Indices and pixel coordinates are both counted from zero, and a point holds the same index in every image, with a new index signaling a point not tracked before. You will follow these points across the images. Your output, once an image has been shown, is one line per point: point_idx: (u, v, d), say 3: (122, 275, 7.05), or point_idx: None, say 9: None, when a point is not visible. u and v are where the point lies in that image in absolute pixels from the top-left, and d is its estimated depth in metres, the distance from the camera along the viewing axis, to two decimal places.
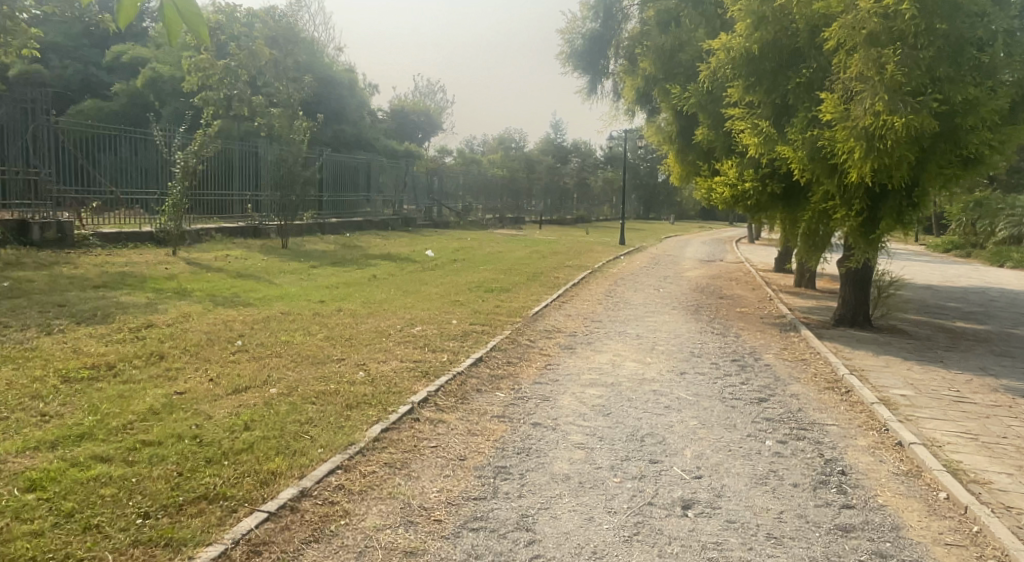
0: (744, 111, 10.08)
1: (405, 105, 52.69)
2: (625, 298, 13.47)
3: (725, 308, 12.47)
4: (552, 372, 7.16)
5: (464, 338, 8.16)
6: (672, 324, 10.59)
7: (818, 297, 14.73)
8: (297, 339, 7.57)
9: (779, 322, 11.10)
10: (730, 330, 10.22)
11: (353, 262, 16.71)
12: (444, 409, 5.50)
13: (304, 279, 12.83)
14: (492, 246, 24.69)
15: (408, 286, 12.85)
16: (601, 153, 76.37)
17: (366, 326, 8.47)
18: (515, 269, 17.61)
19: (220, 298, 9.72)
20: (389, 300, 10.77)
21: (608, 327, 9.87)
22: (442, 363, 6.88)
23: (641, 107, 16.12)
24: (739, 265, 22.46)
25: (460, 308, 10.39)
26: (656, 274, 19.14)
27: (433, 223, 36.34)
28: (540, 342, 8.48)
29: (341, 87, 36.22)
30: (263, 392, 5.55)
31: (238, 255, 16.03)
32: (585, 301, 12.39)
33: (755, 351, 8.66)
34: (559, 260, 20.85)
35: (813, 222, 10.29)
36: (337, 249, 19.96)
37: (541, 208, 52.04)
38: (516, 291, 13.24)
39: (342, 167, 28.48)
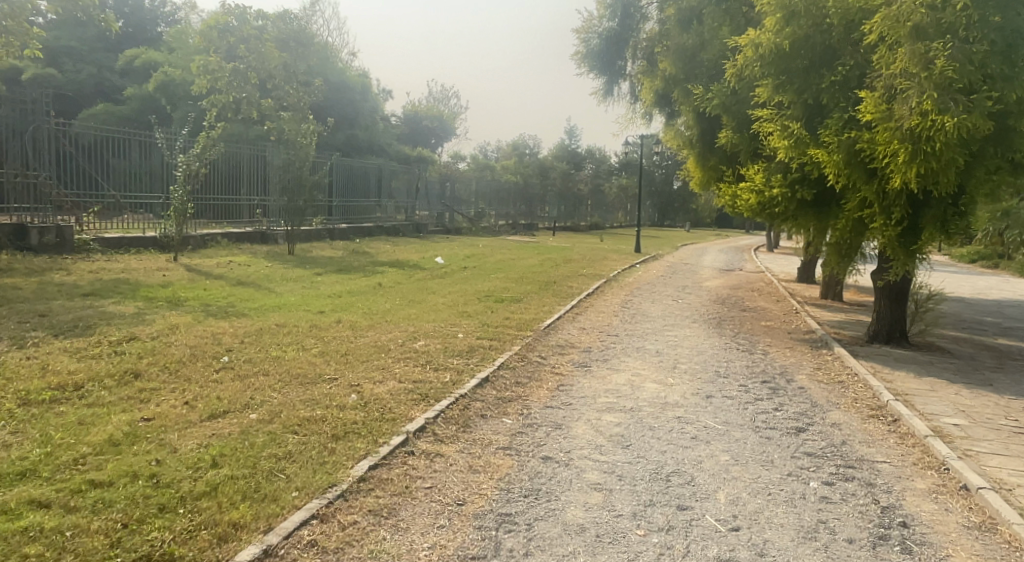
0: (774, 113, 9.45)
1: (419, 111, 52.27)
2: (642, 309, 12.81)
3: (748, 321, 11.80)
4: (564, 395, 6.53)
5: (469, 354, 7.55)
6: (693, 339, 9.92)
7: (845, 310, 14.02)
8: (289, 355, 6.98)
9: (807, 338, 10.42)
10: (756, 346, 9.54)
11: (360, 270, 16.17)
12: (443, 441, 4.88)
13: (306, 288, 12.27)
14: (505, 254, 24.11)
15: (415, 296, 12.26)
16: (616, 160, 75.67)
17: (364, 340, 7.88)
18: (527, 277, 16.99)
19: (213, 308, 9.16)
20: (393, 312, 10.18)
21: (626, 343, 9.22)
22: (444, 384, 6.26)
23: (660, 111, 15.51)
24: (760, 275, 21.74)
25: (467, 320, 9.77)
26: (674, 283, 18.47)
27: (446, 229, 35.82)
28: (552, 359, 7.85)
29: (353, 92, 35.85)
30: (241, 419, 4.95)
31: (243, 261, 15.54)
32: (599, 314, 11.75)
33: (786, 371, 7.99)
34: (573, 268, 20.22)
35: (847, 231, 9.61)
36: (345, 255, 19.45)
37: (555, 215, 51.43)
38: (528, 301, 12.60)
39: (352, 171, 28.02)
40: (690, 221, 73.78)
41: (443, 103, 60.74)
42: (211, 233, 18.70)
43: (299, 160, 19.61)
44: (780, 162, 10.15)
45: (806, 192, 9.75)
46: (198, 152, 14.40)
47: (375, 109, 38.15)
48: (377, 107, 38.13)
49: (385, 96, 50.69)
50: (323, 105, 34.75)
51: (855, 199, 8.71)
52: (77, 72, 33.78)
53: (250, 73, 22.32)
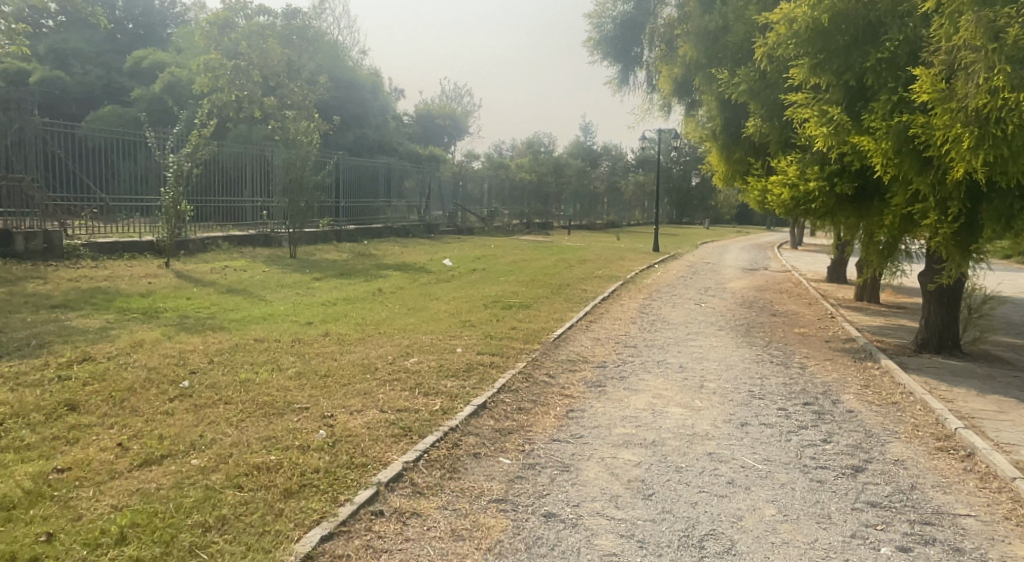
0: (810, 97, 8.55)
1: (431, 109, 51.47)
2: (663, 315, 11.84)
3: (778, 328, 10.81)
4: (575, 423, 5.63)
5: (467, 374, 6.64)
6: (721, 351, 8.95)
7: (882, 314, 13.00)
8: (260, 377, 6.07)
9: (846, 347, 9.42)
10: (792, 359, 8.57)
11: (363, 274, 15.37)
12: (424, 493, 4.01)
13: (301, 295, 11.45)
14: (517, 255, 23.24)
15: (417, 303, 11.38)
16: (632, 156, 74.55)
17: (349, 358, 6.96)
18: (539, 280, 16.07)
19: (190, 320, 8.32)
20: (389, 322, 9.30)
21: (646, 356, 8.29)
22: (433, 414, 5.35)
23: (679, 101, 14.56)
24: (785, 274, 20.74)
25: (470, 331, 8.87)
26: (695, 285, 17.48)
27: (458, 229, 35.01)
28: (562, 379, 6.95)
29: (363, 90, 35.12)
30: (181, 466, 4.06)
31: (240, 266, 14.77)
32: (616, 321, 10.81)
33: (828, 390, 7.03)
34: (588, 270, 19.30)
35: (893, 228, 8.61)
36: (351, 259, 18.68)
37: (571, 213, 50.46)
38: (539, 308, 11.67)
39: (360, 171, 27.23)
40: (709, 218, 72.49)
41: (456, 101, 59.97)
42: (211, 237, 17.96)
43: (302, 159, 18.85)
44: (815, 153, 9.25)
45: (845, 185, 8.84)
46: (189, 151, 13.60)
47: (387, 107, 37.39)
48: (388, 105, 37.36)
49: (397, 95, 49.91)
50: (333, 104, 34.01)
51: (904, 193, 7.76)
52: (83, 72, 33.15)
53: (253, 69, 21.50)
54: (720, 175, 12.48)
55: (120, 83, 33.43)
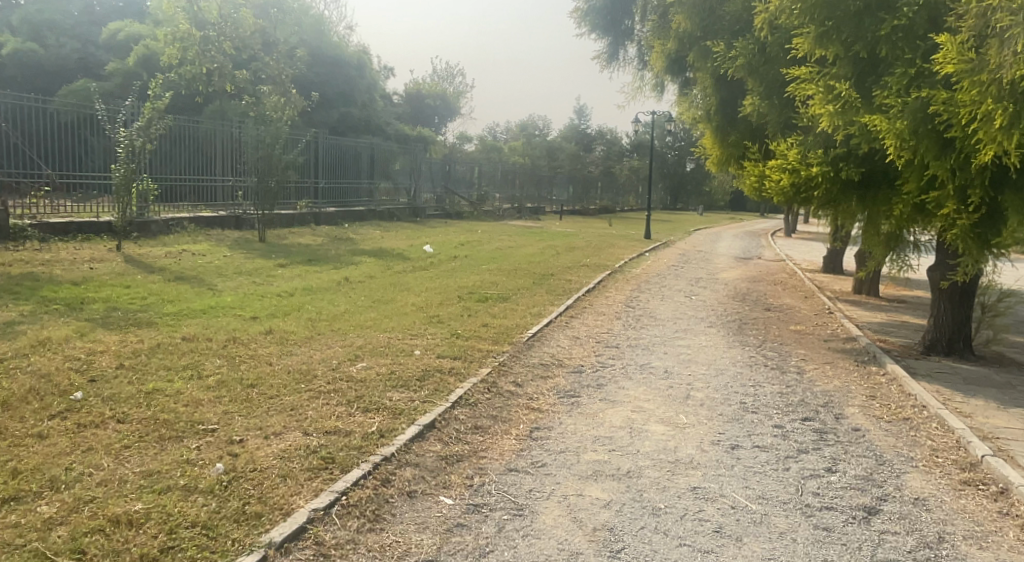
0: (815, 72, 7.72)
1: (422, 89, 50.26)
2: (651, 310, 10.99)
3: (774, 326, 9.98)
4: (538, 447, 4.76)
5: (419, 383, 5.74)
6: (712, 352, 8.12)
7: (885, 310, 12.18)
8: (172, 388, 5.20)
9: (848, 348, 8.60)
10: (789, 362, 7.72)
11: (334, 260, 14.45)
12: (329, 555, 3.15)
13: (259, 284, 10.55)
14: (503, 241, 22.32)
15: (384, 294, 10.51)
16: (627, 140, 73.47)
17: (285, 364, 6.08)
18: (521, 269, 15.19)
19: (118, 314, 7.41)
20: (346, 317, 8.41)
21: (629, 360, 7.43)
22: (365, 438, 4.45)
23: (672, 79, 13.64)
24: (780, 264, 19.93)
25: (434, 328, 8.01)
26: (686, 275, 16.64)
27: (446, 213, 34.06)
28: (531, 388, 6.09)
29: (349, 67, 34.04)
30: (22, 515, 3.18)
31: (202, 250, 13.83)
32: (598, 316, 9.96)
33: (832, 402, 6.20)
34: (575, 257, 18.43)
35: (904, 218, 7.79)
36: (325, 243, 17.75)
37: (563, 198, 49.45)
38: (517, 300, 10.80)
39: (343, 151, 26.20)
40: (704, 204, 71.54)
41: (448, 82, 58.83)
42: (176, 218, 17.01)
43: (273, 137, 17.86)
44: (819, 135, 8.41)
45: (851, 170, 7.99)
46: (142, 126, 12.67)
47: (374, 86, 36.32)
48: (376, 83, 36.28)
49: (387, 74, 48.70)
50: (317, 82, 32.94)
51: (919, 179, 6.93)
52: (58, 45, 31.92)
53: (223, 40, 20.39)
54: (714, 159, 11.63)
55: (95, 57, 32.21)
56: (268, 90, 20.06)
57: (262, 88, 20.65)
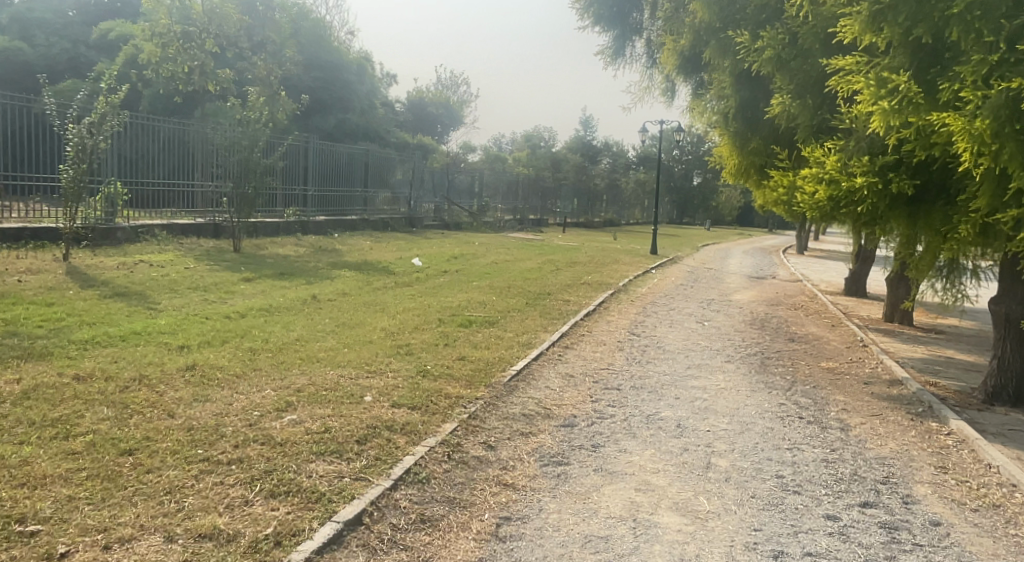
0: (863, 62, 6.45)
1: (424, 96, 48.97)
2: (658, 339, 9.65)
3: (800, 363, 8.62)
4: (504, 556, 3.41)
5: (359, 447, 4.39)
6: (732, 399, 6.77)
7: (921, 344, 10.81)
8: (19, 455, 3.88)
9: (892, 395, 7.25)
10: (828, 415, 6.36)
11: (311, 273, 13.16)
12: None
13: (210, 302, 9.23)
14: (501, 254, 21.03)
15: (354, 316, 9.20)
16: (633, 153, 72.20)
17: (191, 415, 4.72)
18: (515, 286, 13.86)
19: (10, 344, 6.06)
20: (298, 345, 7.09)
21: (632, 410, 6.09)
22: (249, 554, 3.06)
23: (686, 80, 12.36)
24: (796, 285, 18.59)
25: (397, 362, 6.67)
26: (696, 296, 15.29)
27: (444, 224, 32.82)
28: (506, 452, 4.74)
29: (347, 72, 32.91)
30: None
31: (163, 260, 12.52)
32: (598, 347, 8.64)
33: (893, 478, 4.82)
34: (575, 274, 17.09)
35: (966, 242, 6.48)
36: (306, 254, 16.47)
37: (567, 210, 48.07)
38: (506, 325, 9.46)
39: (336, 157, 24.95)
40: (711, 219, 70.07)
41: (452, 90, 57.73)
42: (147, 225, 15.75)
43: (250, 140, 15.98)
44: (863, 140, 7.16)
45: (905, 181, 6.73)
46: (94, 121, 11.40)
47: (375, 92, 35.17)
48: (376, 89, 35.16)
49: (388, 81, 47.56)
50: (314, 86, 31.78)
51: (994, 194, 5.62)
52: (48, 44, 30.62)
53: (206, 36, 18.92)
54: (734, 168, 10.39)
55: (84, 57, 30.94)
56: (252, 91, 18.83)
57: (247, 89, 19.43)
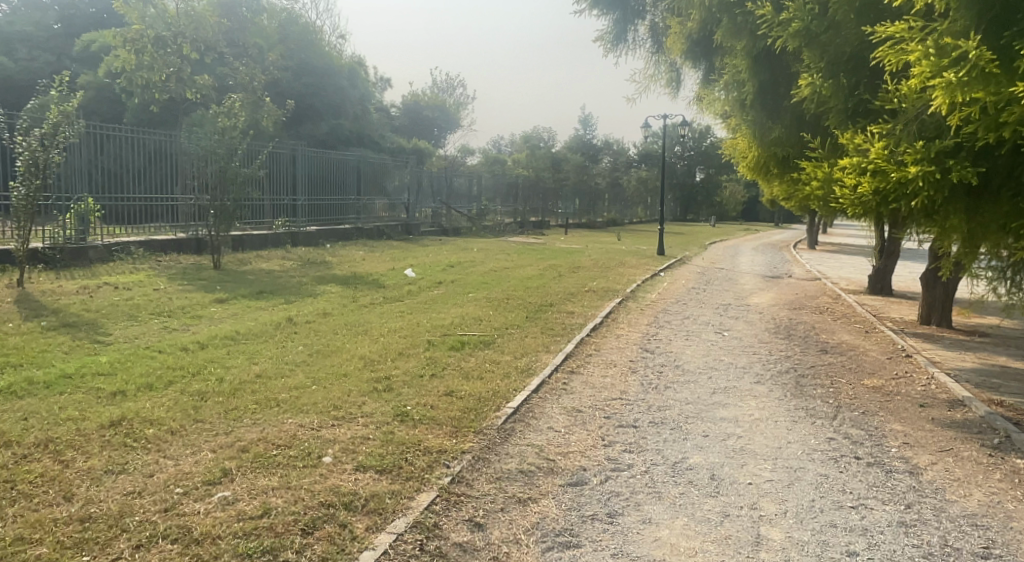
0: (916, 29, 5.45)
1: (420, 100, 47.91)
2: (676, 356, 8.60)
3: (840, 383, 7.57)
4: None
5: (304, 542, 3.37)
6: (771, 438, 5.72)
7: (965, 351, 9.79)
8: None
9: (956, 425, 6.20)
10: (888, 457, 5.33)
11: (295, 290, 12.14)
12: None
13: (170, 329, 8.19)
14: (502, 261, 20.03)
15: (332, 342, 8.13)
16: (635, 151, 71.09)
17: (93, 498, 3.68)
18: (515, 297, 12.82)
19: None
20: (257, 385, 5.99)
21: (654, 458, 5.06)
22: None
23: (696, 66, 11.48)
24: (815, 284, 17.53)
25: (369, 404, 5.57)
26: (709, 300, 14.26)
27: (443, 230, 31.81)
28: (497, 533, 3.69)
29: (339, 77, 31.95)
30: None
31: (131, 281, 11.47)
32: (609, 371, 7.60)
33: (998, 554, 3.77)
34: (580, 280, 16.04)
35: None
36: (293, 268, 15.48)
37: (569, 211, 47.00)
38: (505, 346, 8.43)
39: (328, 164, 23.93)
40: (715, 215, 68.94)
41: (448, 93, 56.74)
42: (123, 242, 14.70)
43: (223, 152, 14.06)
44: (912, 123, 6.18)
45: (968, 168, 5.76)
46: (46, 133, 10.33)
47: (369, 97, 34.14)
48: (370, 93, 34.16)
49: (383, 85, 46.59)
50: (305, 93, 30.70)
51: None
52: (30, 58, 29.40)
53: (182, 41, 17.75)
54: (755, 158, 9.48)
55: (67, 69, 29.75)
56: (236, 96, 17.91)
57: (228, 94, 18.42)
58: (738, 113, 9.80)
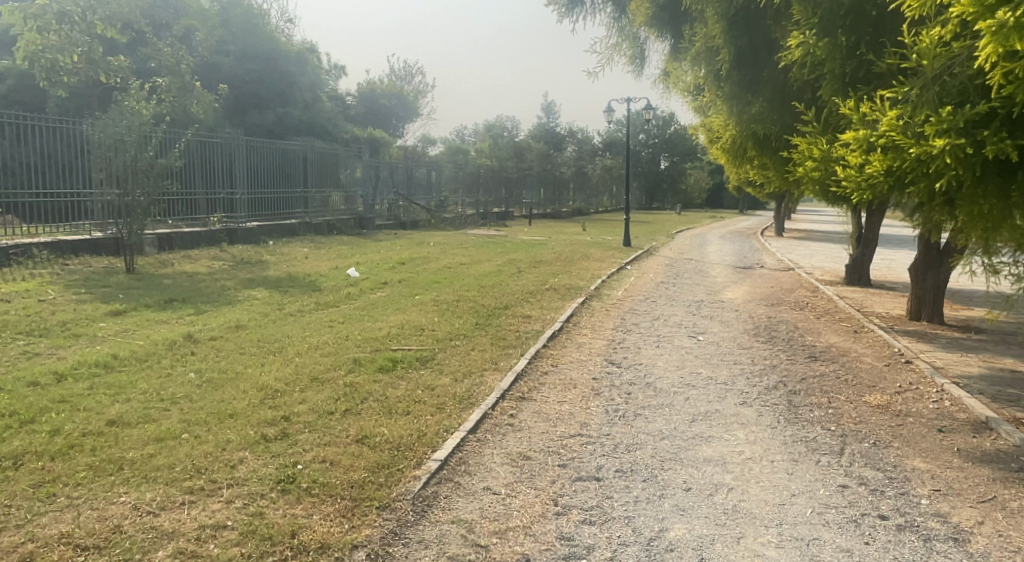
0: None
1: (376, 88, 46.04)
2: (646, 370, 7.36)
3: (838, 402, 6.38)
4: None
5: None
6: (770, 489, 4.48)
7: (966, 352, 8.71)
8: None
9: (989, 459, 5.03)
10: (920, 516, 4.14)
11: (212, 297, 10.63)
12: None
13: (32, 355, 6.69)
14: (458, 256, 18.64)
15: (234, 365, 6.70)
16: (599, 139, 69.98)
17: None
18: (467, 299, 11.48)
19: None
20: (103, 438, 4.57)
21: (622, 532, 3.80)
22: None
23: (662, 35, 10.22)
24: (790, 275, 16.50)
25: (243, 467, 4.17)
26: (680, 296, 13.08)
27: (400, 223, 30.26)
28: None
29: (286, 63, 30.07)
30: None
31: (15, 291, 9.88)
32: (567, 395, 6.31)
33: None
34: (540, 277, 14.74)
35: None
36: (221, 270, 13.94)
37: (535, 200, 45.59)
38: (447, 367, 7.09)
39: (271, 154, 22.23)
40: (681, 203, 68.24)
41: (406, 81, 54.87)
42: (23, 244, 12.89)
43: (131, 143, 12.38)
44: (934, 87, 4.97)
45: (1005, 141, 4.57)
46: None
47: (320, 84, 32.37)
48: (321, 79, 32.37)
49: (336, 73, 44.65)
50: (249, 80, 28.78)
51: None
52: None
53: (92, 20, 15.95)
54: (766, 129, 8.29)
55: None
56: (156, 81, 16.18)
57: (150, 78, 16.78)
58: (723, 83, 8.58)
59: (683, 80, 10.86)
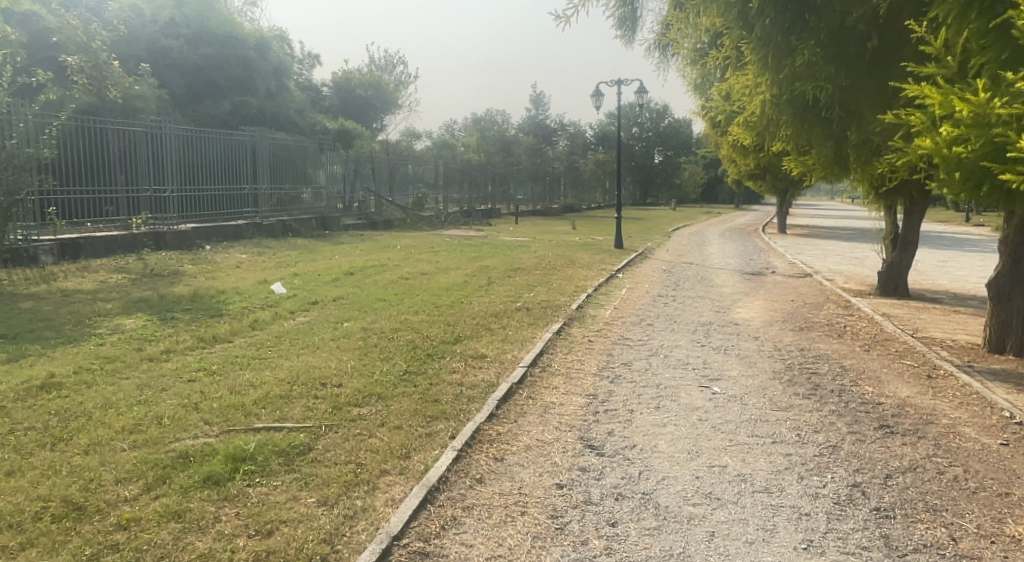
0: None
1: (352, 78, 43.22)
2: (642, 467, 4.66)
3: (970, 548, 3.73)
4: None
5: None
6: None
7: None
8: None
9: None
10: None
11: (57, 332, 7.87)
12: None
13: None
14: (423, 263, 15.90)
15: None
16: (591, 132, 67.20)
17: None
18: (408, 328, 8.75)
19: None
20: None
21: None
22: None
23: None
24: (813, 284, 13.86)
25: None
26: (684, 316, 10.39)
27: (372, 221, 27.49)
28: None
29: (245, 48, 27.12)
30: None
31: None
32: (505, 540, 3.64)
33: None
34: (513, 291, 12.03)
35: None
36: (112, 286, 11.20)
37: (522, 197, 42.81)
38: (323, 470, 4.37)
39: (215, 144, 19.40)
40: (675, 198, 65.56)
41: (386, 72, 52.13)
42: None
43: None
44: None
45: None
46: None
47: (287, 71, 29.56)
48: (288, 67, 29.57)
49: (310, 62, 41.85)
50: (204, 66, 25.91)
51: None
52: None
53: None
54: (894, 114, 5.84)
55: None
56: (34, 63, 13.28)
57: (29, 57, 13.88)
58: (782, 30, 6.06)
59: (687, 36, 8.22)
